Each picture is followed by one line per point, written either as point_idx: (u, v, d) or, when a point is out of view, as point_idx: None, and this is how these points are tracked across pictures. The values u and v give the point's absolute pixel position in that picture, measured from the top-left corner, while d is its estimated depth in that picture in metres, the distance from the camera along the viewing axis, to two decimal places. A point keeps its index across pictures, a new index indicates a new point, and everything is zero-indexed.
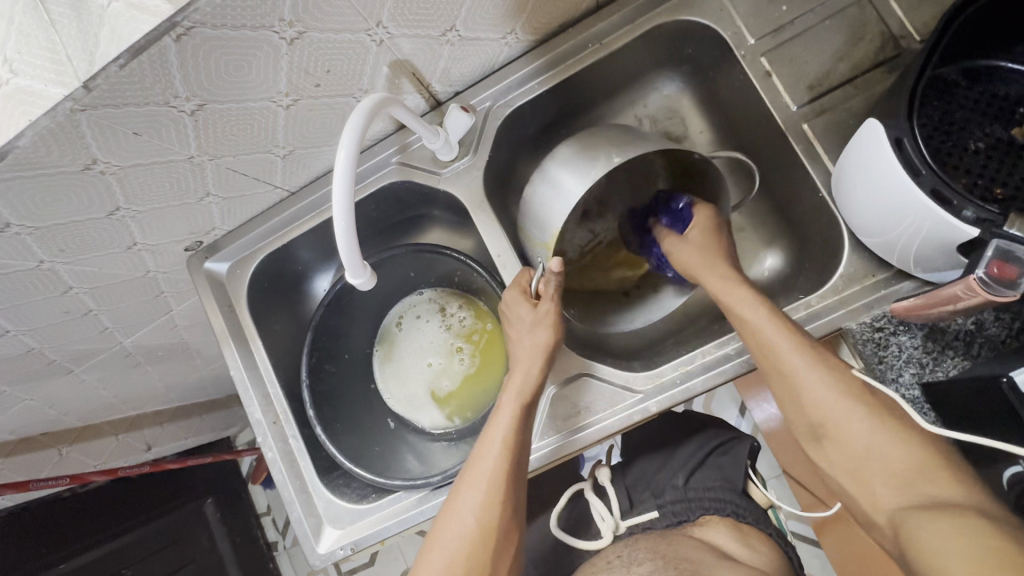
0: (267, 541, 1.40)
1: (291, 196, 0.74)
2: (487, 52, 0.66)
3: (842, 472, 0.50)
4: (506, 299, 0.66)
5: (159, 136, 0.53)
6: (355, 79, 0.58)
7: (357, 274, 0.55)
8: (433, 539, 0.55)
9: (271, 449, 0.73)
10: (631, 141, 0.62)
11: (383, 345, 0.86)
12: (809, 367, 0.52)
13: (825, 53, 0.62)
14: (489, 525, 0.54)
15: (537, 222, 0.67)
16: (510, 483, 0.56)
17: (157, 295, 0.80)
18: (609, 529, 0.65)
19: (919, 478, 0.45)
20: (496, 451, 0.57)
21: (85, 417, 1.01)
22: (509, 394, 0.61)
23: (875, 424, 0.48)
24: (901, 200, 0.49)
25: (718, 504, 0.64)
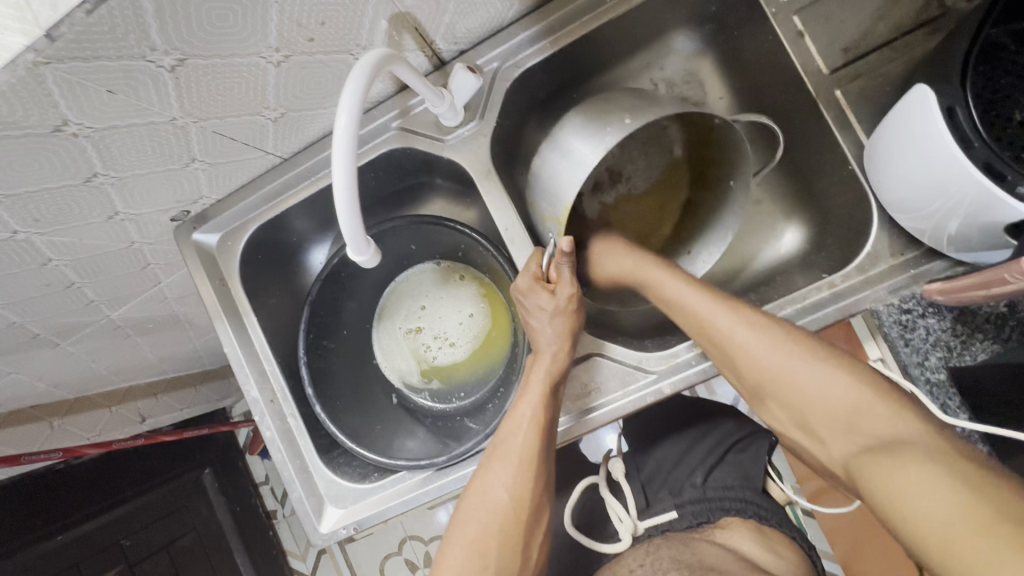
0: (266, 510, 1.40)
1: (284, 162, 0.69)
2: (496, 6, 0.60)
3: (792, 423, 0.52)
4: (519, 287, 0.63)
5: (137, 95, 0.48)
6: (352, 33, 0.53)
7: (360, 250, 0.51)
8: (458, 516, 0.55)
9: (269, 428, 0.71)
10: (651, 107, 0.58)
11: (419, 272, 0.82)
12: (736, 328, 0.54)
13: (864, 11, 0.57)
14: (522, 501, 0.54)
15: (551, 195, 0.63)
16: (541, 462, 0.55)
17: (143, 267, 0.76)
18: (627, 530, 0.64)
19: (871, 421, 0.45)
20: (525, 432, 0.56)
21: (75, 390, 0.98)
22: (533, 371, 0.60)
23: (820, 370, 0.49)
24: (946, 174, 0.46)
25: (740, 505, 0.64)
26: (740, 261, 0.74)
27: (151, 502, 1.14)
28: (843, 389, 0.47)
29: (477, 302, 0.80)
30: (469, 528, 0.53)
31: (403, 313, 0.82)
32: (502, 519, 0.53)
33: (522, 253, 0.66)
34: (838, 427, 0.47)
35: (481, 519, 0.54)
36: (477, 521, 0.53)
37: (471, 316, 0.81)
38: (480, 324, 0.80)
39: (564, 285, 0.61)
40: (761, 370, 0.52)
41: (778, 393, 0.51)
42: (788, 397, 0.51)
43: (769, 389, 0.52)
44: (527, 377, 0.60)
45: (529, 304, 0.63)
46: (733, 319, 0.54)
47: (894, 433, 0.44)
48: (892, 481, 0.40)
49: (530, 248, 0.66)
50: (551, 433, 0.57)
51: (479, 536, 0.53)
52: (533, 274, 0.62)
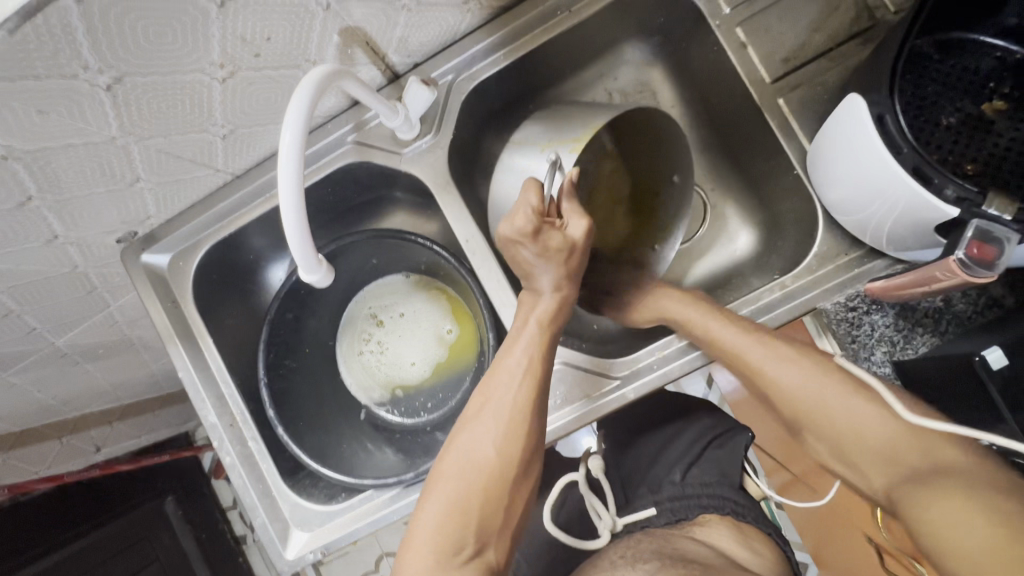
0: (235, 535, 1.35)
1: (237, 179, 0.67)
2: (446, 21, 0.61)
3: (833, 455, 0.54)
4: (526, 228, 0.55)
5: (70, 115, 0.45)
6: (300, 48, 0.52)
7: (313, 270, 0.50)
8: (438, 469, 0.53)
9: (229, 454, 0.69)
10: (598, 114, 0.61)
11: (414, 279, 0.81)
12: (776, 364, 0.56)
13: (801, 24, 0.60)
14: (510, 457, 0.52)
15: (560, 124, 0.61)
16: (535, 416, 0.54)
17: (91, 291, 0.73)
18: (606, 527, 0.66)
19: (905, 449, 0.50)
20: (518, 384, 0.54)
21: (20, 422, 0.93)
22: (525, 316, 0.59)
23: (860, 405, 0.52)
24: (880, 180, 0.48)
25: (719, 503, 0.65)
26: (697, 264, 0.75)
27: (103, 539, 1.07)
28: (880, 421, 0.51)
29: (439, 342, 0.79)
30: (449, 481, 0.51)
31: (383, 302, 0.81)
32: (487, 474, 0.51)
33: (484, 263, 0.66)
34: (878, 459, 0.51)
35: (463, 473, 0.51)
36: (459, 476, 0.51)
37: (424, 354, 0.79)
38: (411, 374, 0.79)
39: (571, 219, 0.57)
40: (801, 401, 0.55)
41: (812, 420, 0.55)
42: (822, 421, 0.54)
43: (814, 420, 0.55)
44: (519, 325, 0.58)
45: (538, 245, 0.56)
46: (768, 354, 0.57)
47: (947, 460, 0.47)
48: (930, 506, 0.45)
49: (491, 259, 0.66)
50: (545, 384, 0.56)
51: (460, 491, 0.51)
52: (540, 211, 0.55)
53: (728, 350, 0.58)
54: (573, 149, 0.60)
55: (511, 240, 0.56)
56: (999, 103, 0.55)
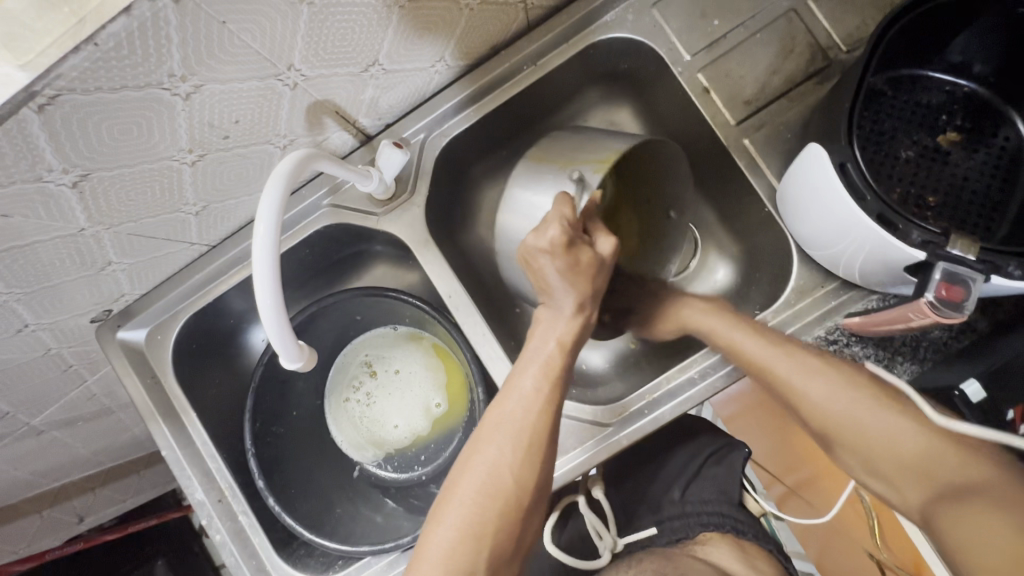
0: None
1: (213, 250, 0.67)
2: (415, 82, 0.61)
3: (862, 468, 0.53)
4: (557, 241, 0.52)
5: (37, 214, 0.45)
6: (270, 125, 0.52)
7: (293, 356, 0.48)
8: (450, 488, 0.51)
9: (219, 531, 0.66)
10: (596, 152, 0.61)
11: (409, 334, 0.80)
12: (807, 380, 0.54)
13: (759, 66, 0.62)
14: (527, 485, 0.50)
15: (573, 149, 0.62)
16: (551, 440, 0.52)
17: (66, 369, 0.72)
18: (606, 548, 0.64)
19: (939, 465, 0.49)
20: (537, 410, 0.51)
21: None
22: (544, 334, 0.55)
23: (886, 418, 0.52)
24: (847, 223, 0.49)
25: (719, 520, 0.65)
26: None
27: None
28: (909, 438, 0.50)
29: (427, 407, 0.78)
30: (463, 505, 0.49)
31: (380, 357, 0.80)
32: (502, 500, 0.49)
33: (469, 316, 0.66)
34: (909, 471, 0.50)
35: (478, 497, 0.49)
36: (474, 503, 0.49)
37: (412, 420, 0.78)
38: (392, 436, 0.78)
39: (596, 237, 0.57)
40: (825, 414, 0.54)
41: (843, 439, 0.53)
42: (855, 443, 0.53)
43: (835, 432, 0.54)
44: (537, 342, 0.55)
45: (570, 259, 0.53)
46: (800, 369, 0.55)
47: (972, 474, 0.47)
48: (964, 524, 0.45)
49: (476, 312, 0.66)
50: (560, 405, 0.53)
51: (475, 515, 0.48)
52: (573, 222, 0.54)
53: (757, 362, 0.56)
54: (596, 170, 0.59)
55: (540, 251, 0.53)
56: (953, 134, 0.57)
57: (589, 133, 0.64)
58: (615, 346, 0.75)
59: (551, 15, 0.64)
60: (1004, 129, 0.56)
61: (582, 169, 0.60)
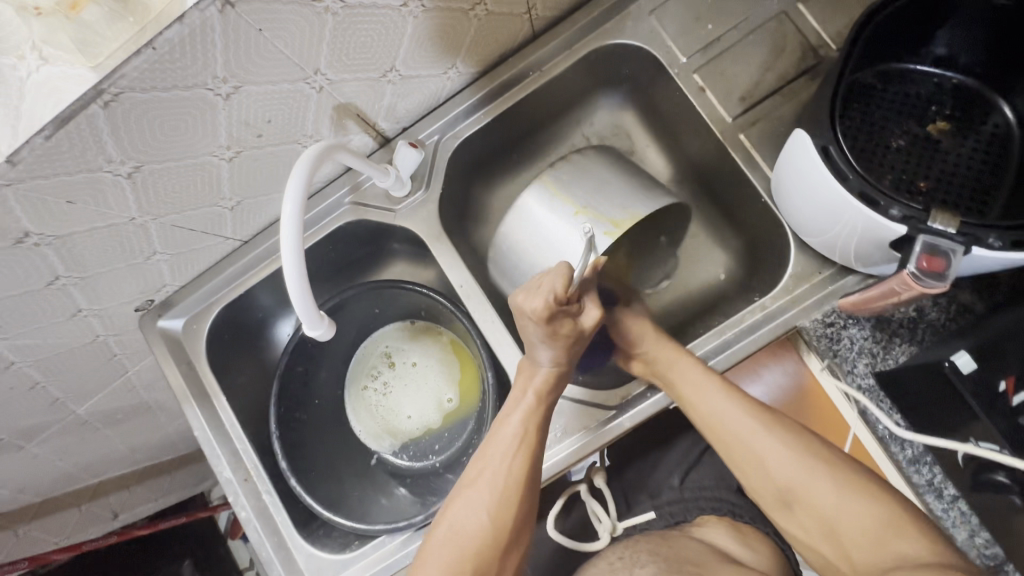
0: None
1: (245, 245, 0.73)
2: (430, 87, 0.67)
3: (819, 534, 0.56)
4: (542, 313, 0.58)
5: (95, 202, 0.50)
6: (298, 126, 0.58)
7: (315, 325, 0.53)
8: (434, 531, 0.57)
9: (245, 508, 0.70)
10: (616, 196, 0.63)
11: (425, 327, 0.85)
12: (764, 436, 0.58)
13: (752, 66, 0.65)
14: (504, 531, 0.56)
15: (592, 193, 0.64)
16: (527, 487, 0.57)
17: (110, 358, 0.78)
18: (606, 530, 0.66)
19: (883, 534, 0.52)
20: (514, 456, 0.58)
21: (42, 493, 1.04)
22: (524, 384, 0.62)
23: (836, 490, 0.54)
24: (833, 203, 0.51)
25: (714, 504, 0.66)
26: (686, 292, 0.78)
27: None
28: (861, 513, 0.53)
29: (438, 399, 0.82)
30: (442, 549, 0.55)
31: (398, 349, 0.84)
32: (479, 541, 0.55)
33: (479, 306, 0.70)
34: (864, 542, 0.53)
35: (458, 541, 0.55)
36: (454, 545, 0.55)
37: (422, 412, 0.82)
38: (405, 425, 0.82)
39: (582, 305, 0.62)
40: (786, 478, 0.57)
41: (802, 504, 0.56)
42: (811, 508, 0.56)
43: (792, 495, 0.57)
44: (518, 392, 0.62)
45: (550, 329, 0.60)
46: (756, 428, 0.59)
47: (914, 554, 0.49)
48: None
49: (486, 302, 0.70)
50: (538, 457, 0.59)
51: (455, 560, 0.55)
52: (563, 300, 0.58)
53: (717, 418, 0.60)
54: (606, 230, 0.62)
55: (529, 317, 0.59)
56: (942, 123, 0.59)
57: (609, 171, 0.66)
58: None
59: (555, 25, 0.69)
60: (993, 117, 0.59)
61: (590, 223, 0.63)
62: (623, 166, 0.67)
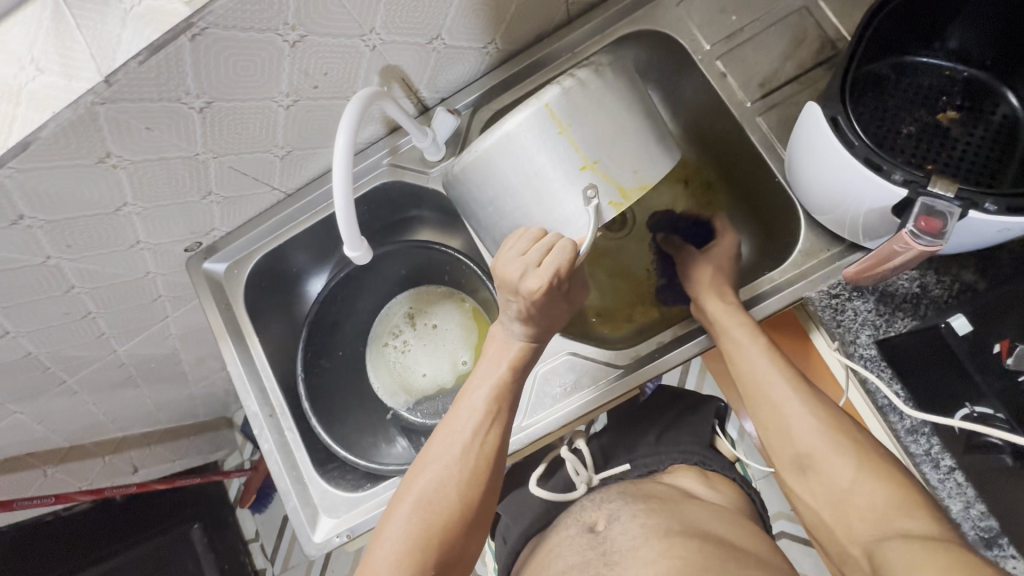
0: (256, 568, 1.56)
1: (289, 198, 0.78)
2: (471, 60, 0.72)
3: (827, 505, 0.58)
4: (538, 290, 0.57)
5: (168, 132, 0.57)
6: (350, 82, 0.63)
7: (356, 247, 0.57)
8: (402, 497, 0.60)
9: (267, 441, 0.74)
10: (626, 152, 0.60)
11: (447, 293, 0.89)
12: (796, 401, 0.61)
13: (772, 55, 0.70)
14: (469, 498, 0.59)
15: (600, 139, 0.59)
16: (496, 460, 0.61)
17: (155, 299, 0.85)
18: (583, 481, 0.80)
19: (891, 505, 0.53)
20: (481, 426, 0.62)
21: (71, 438, 1.13)
22: (497, 359, 0.66)
23: (853, 462, 0.57)
24: (840, 171, 0.54)
25: (686, 455, 0.79)
26: None
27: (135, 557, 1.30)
28: (873, 487, 0.55)
29: (454, 361, 0.86)
30: (407, 515, 0.58)
31: (420, 311, 0.89)
32: (446, 509, 0.58)
33: None
34: (870, 515, 0.54)
35: (425, 509, 0.58)
36: (420, 512, 0.58)
37: (439, 372, 0.86)
38: (421, 384, 0.86)
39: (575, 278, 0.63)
40: (809, 444, 0.59)
41: (818, 469, 0.58)
42: (824, 476, 0.58)
43: (811, 462, 0.59)
44: (490, 367, 0.65)
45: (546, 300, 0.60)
46: (794, 391, 0.61)
47: (910, 524, 0.51)
48: (899, 558, 0.48)
49: None
50: (506, 433, 0.63)
51: (421, 526, 0.57)
52: (562, 277, 0.58)
53: (751, 374, 0.64)
54: (610, 199, 0.61)
55: (524, 290, 0.58)
56: (952, 112, 0.62)
57: (620, 106, 0.60)
58: (633, 315, 0.83)
59: (589, 11, 0.75)
60: (1001, 108, 0.62)
61: (596, 182, 0.60)
62: (632, 96, 0.61)
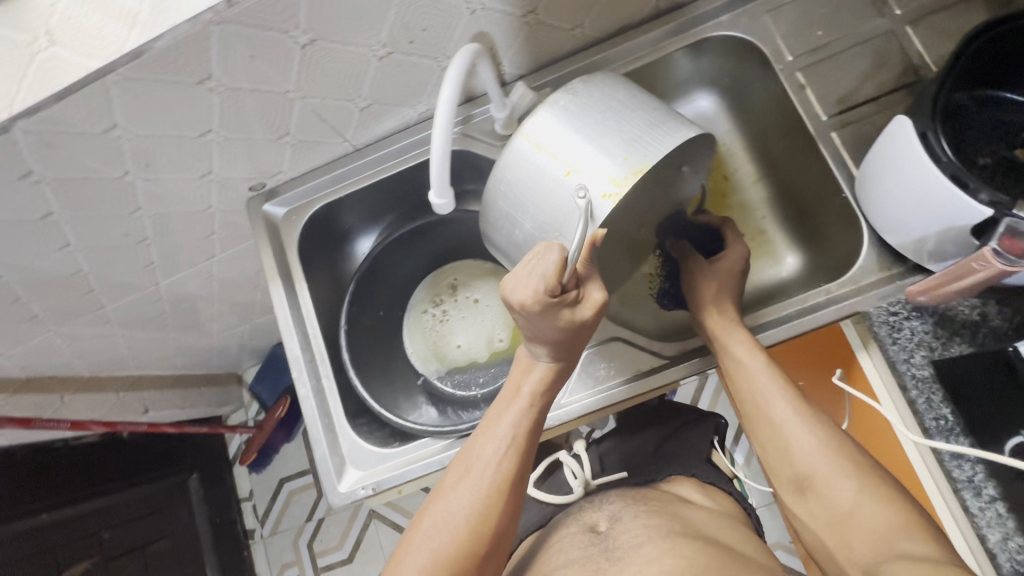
0: (245, 529, 1.57)
1: (356, 152, 0.80)
2: (557, 41, 0.74)
3: (829, 528, 0.59)
4: (529, 306, 0.55)
5: (268, 65, 0.58)
6: (443, 44, 0.65)
7: (443, 194, 0.60)
8: (418, 524, 0.60)
9: (304, 386, 0.75)
10: (605, 149, 0.58)
11: (493, 270, 0.90)
12: (800, 421, 0.63)
13: (853, 74, 0.71)
14: (485, 521, 0.59)
15: (575, 145, 0.59)
16: (513, 485, 0.60)
17: (208, 236, 0.86)
18: (580, 484, 0.85)
19: (893, 530, 0.54)
20: (500, 453, 0.60)
21: (91, 367, 1.14)
22: (518, 384, 0.64)
23: (856, 486, 0.58)
24: (922, 186, 0.55)
25: (686, 468, 0.83)
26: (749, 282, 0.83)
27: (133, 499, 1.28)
28: (878, 511, 0.56)
29: (491, 337, 0.87)
30: (424, 545, 0.58)
31: (463, 283, 0.90)
32: (462, 534, 0.58)
33: None
34: (871, 538, 0.55)
35: (440, 535, 0.58)
36: (436, 538, 0.58)
37: (474, 346, 0.87)
38: (455, 355, 0.87)
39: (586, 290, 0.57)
40: (809, 464, 0.61)
41: (818, 489, 0.60)
42: (826, 495, 0.59)
43: (810, 482, 0.61)
44: (510, 394, 0.64)
45: (544, 316, 0.56)
46: (798, 412, 0.63)
47: (906, 547, 0.52)
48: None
49: None
50: (525, 456, 0.62)
51: (437, 553, 0.57)
52: (553, 292, 0.54)
53: (755, 389, 0.65)
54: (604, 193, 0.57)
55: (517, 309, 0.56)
56: None
57: (597, 115, 0.60)
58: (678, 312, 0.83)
59: (676, 10, 0.76)
60: None
61: (587, 181, 0.58)
62: (610, 103, 0.61)
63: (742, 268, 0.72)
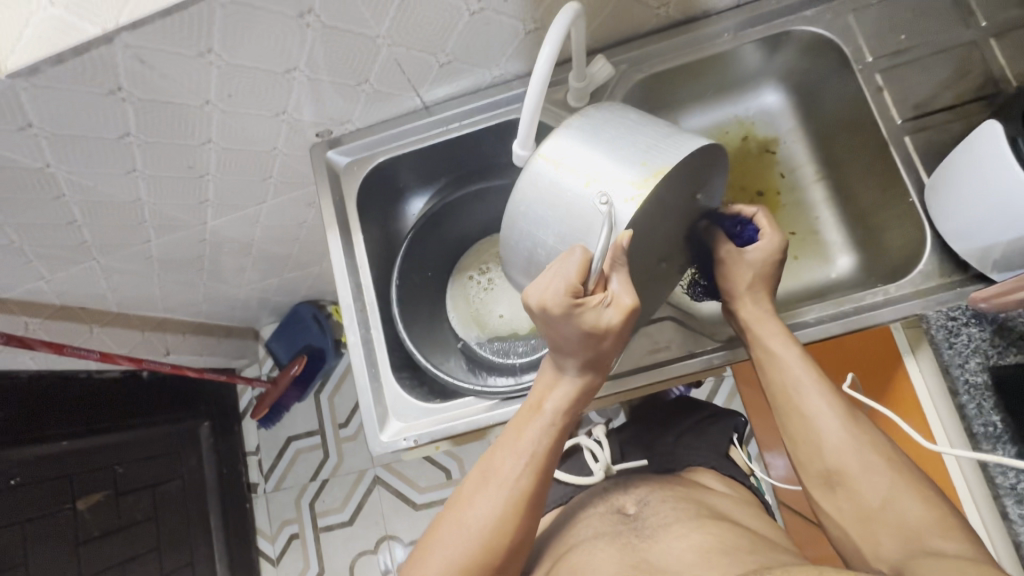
0: (248, 481, 1.54)
1: (425, 110, 0.80)
2: (640, 18, 0.74)
3: (855, 521, 0.58)
4: (551, 313, 0.53)
5: (365, 5, 0.59)
6: (534, 6, 0.65)
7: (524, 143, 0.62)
8: (435, 535, 0.59)
9: (353, 334, 0.76)
10: (621, 159, 0.57)
11: None
12: (832, 416, 0.61)
13: (932, 81, 0.71)
14: (502, 538, 0.57)
15: (594, 157, 0.57)
16: (530, 503, 0.58)
17: (265, 179, 0.86)
18: (601, 467, 0.82)
19: (925, 527, 0.53)
20: (519, 471, 0.58)
21: (121, 304, 1.14)
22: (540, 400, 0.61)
23: (888, 484, 0.57)
24: (1002, 191, 0.56)
25: (707, 460, 0.84)
26: (798, 281, 0.85)
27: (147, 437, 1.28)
28: (913, 506, 0.55)
29: None
30: (440, 558, 0.57)
31: None
32: (478, 548, 0.56)
33: None
34: (900, 533, 0.54)
35: (456, 549, 0.57)
36: (451, 552, 0.57)
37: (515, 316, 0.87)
38: (497, 324, 0.88)
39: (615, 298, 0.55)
40: (840, 459, 0.60)
41: (846, 483, 0.59)
42: (855, 489, 0.58)
43: (839, 477, 0.59)
44: (531, 409, 0.61)
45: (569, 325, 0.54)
46: (832, 409, 0.62)
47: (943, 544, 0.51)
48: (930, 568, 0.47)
49: None
50: (545, 474, 0.59)
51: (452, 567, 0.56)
52: (574, 296, 0.53)
53: (789, 385, 0.64)
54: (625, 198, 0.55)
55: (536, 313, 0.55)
56: None
57: (612, 130, 0.59)
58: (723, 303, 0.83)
59: None
60: None
61: (607, 188, 0.56)
62: (621, 120, 0.60)
63: (779, 257, 0.68)
